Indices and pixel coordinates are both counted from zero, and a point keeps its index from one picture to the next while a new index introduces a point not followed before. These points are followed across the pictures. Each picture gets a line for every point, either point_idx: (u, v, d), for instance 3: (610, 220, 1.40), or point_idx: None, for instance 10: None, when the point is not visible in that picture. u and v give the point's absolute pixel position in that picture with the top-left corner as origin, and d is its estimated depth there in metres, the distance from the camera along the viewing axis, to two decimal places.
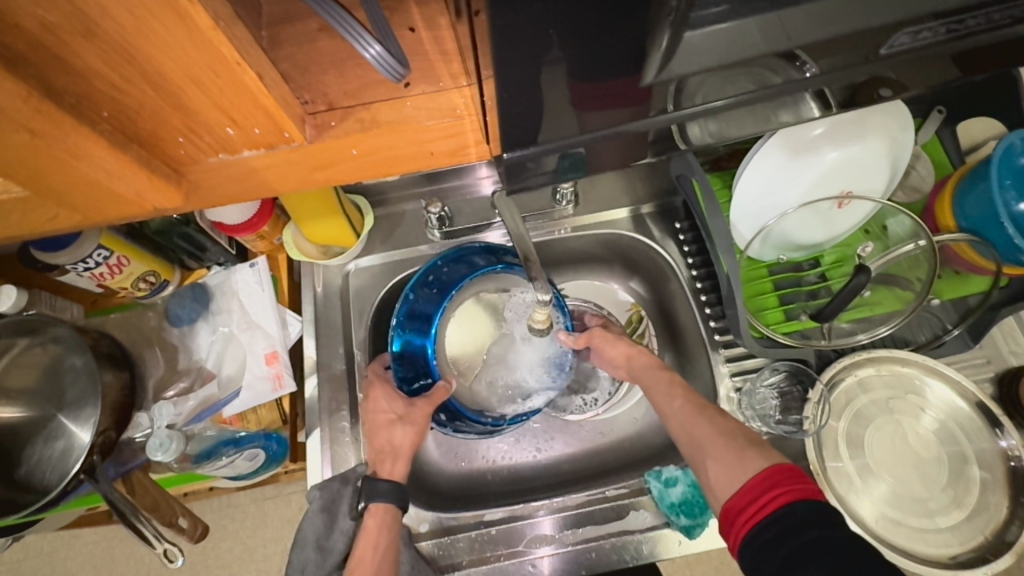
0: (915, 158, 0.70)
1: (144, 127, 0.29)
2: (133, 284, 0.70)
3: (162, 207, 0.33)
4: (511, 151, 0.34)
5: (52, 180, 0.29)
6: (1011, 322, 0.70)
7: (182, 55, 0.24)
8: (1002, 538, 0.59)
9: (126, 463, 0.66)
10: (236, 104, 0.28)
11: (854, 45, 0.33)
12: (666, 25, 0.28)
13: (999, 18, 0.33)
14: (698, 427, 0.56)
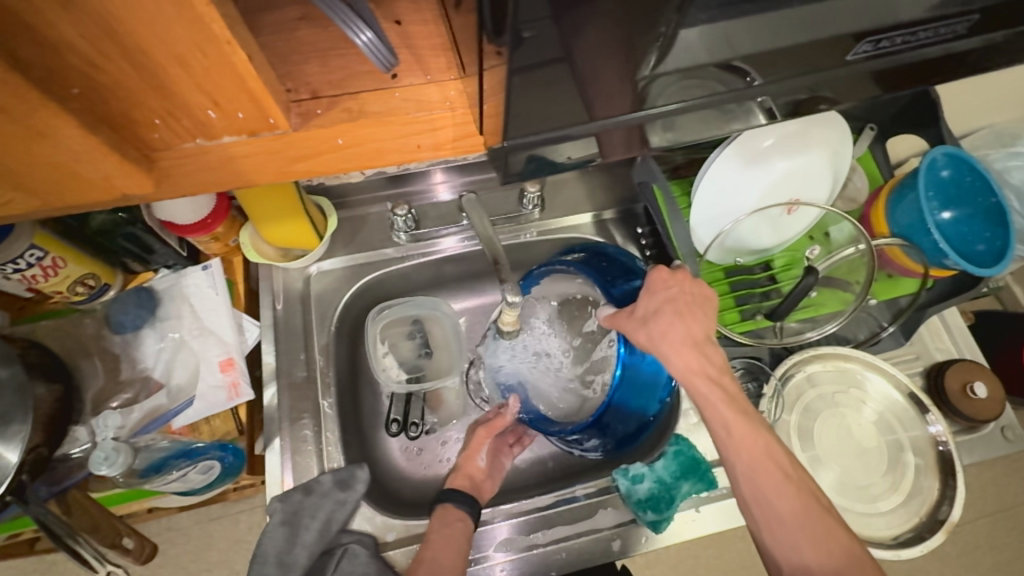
0: (852, 171, 0.77)
1: (117, 108, 0.27)
2: (70, 288, 0.65)
3: (132, 193, 0.31)
4: (517, 140, 0.33)
5: (13, 161, 0.27)
6: (936, 321, 0.78)
7: (169, 28, 0.23)
8: (935, 518, 0.64)
9: (59, 482, 0.60)
10: (222, 87, 0.27)
11: (820, 60, 0.35)
12: (654, 50, 0.30)
13: (945, 33, 0.35)
14: (773, 509, 0.49)
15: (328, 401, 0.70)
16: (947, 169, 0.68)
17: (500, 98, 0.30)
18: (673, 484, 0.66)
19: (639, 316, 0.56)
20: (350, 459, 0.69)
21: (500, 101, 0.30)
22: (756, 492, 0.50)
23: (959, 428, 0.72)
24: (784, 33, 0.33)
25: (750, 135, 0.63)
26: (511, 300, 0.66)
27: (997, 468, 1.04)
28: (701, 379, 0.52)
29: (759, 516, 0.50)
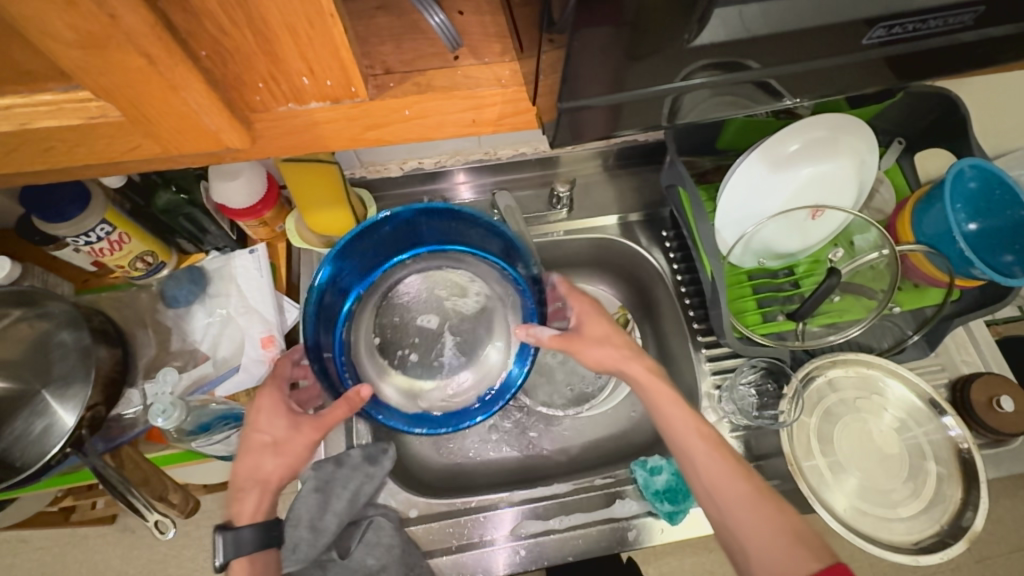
0: (879, 182, 0.78)
1: (232, 70, 0.31)
2: (130, 263, 0.70)
3: (231, 146, 0.34)
4: (568, 100, 0.35)
5: (146, 111, 0.30)
6: (963, 333, 0.78)
7: (288, 1, 0.27)
8: (958, 525, 0.64)
9: (114, 439, 0.65)
10: (318, 55, 0.30)
11: (845, 49, 0.37)
12: (693, 24, 0.31)
13: (952, 22, 0.37)
14: (737, 494, 0.55)
15: None
16: (974, 180, 0.68)
17: (551, 75, 0.33)
18: None
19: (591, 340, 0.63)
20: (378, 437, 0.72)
21: (551, 79, 0.34)
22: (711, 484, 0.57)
23: (985, 441, 0.71)
24: (817, 16, 0.35)
25: (776, 140, 0.66)
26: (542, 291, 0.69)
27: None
28: (655, 382, 0.61)
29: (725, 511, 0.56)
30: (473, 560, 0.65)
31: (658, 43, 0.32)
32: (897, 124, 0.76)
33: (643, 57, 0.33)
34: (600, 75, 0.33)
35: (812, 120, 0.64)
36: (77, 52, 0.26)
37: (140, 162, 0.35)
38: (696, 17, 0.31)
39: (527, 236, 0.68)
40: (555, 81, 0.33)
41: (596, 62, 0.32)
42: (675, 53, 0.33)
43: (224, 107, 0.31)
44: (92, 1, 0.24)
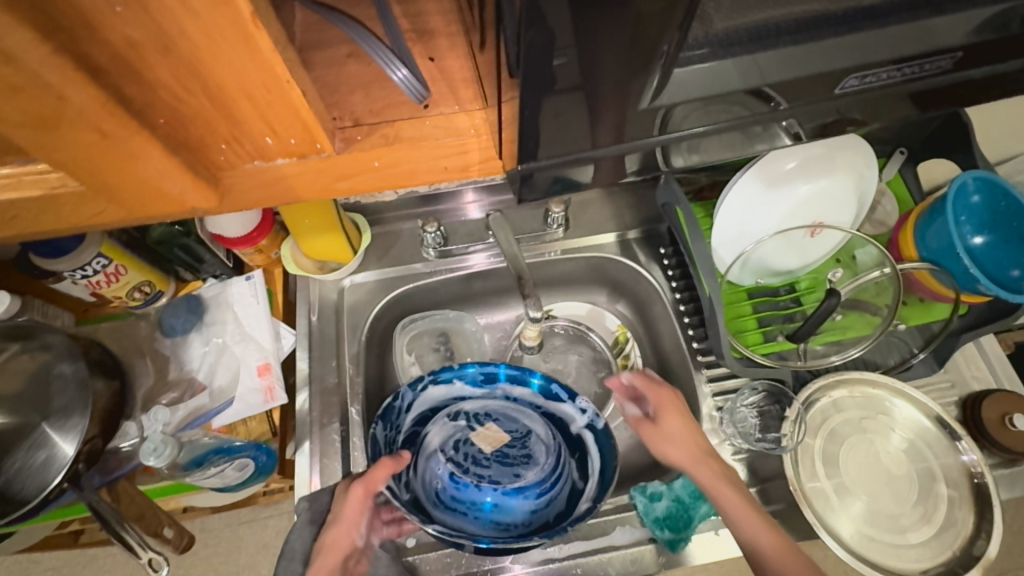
0: (881, 195, 0.77)
1: (194, 134, 0.31)
2: (128, 294, 0.71)
3: (198, 207, 0.34)
4: (525, 164, 0.36)
5: (105, 179, 0.30)
6: (972, 349, 0.75)
7: (242, 69, 0.27)
8: (970, 553, 0.62)
9: (112, 472, 0.66)
10: (279, 115, 0.30)
11: (821, 92, 0.37)
12: (655, 72, 0.31)
13: (929, 69, 0.36)
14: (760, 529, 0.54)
15: (355, 408, 0.73)
16: (977, 193, 0.67)
17: (513, 127, 0.33)
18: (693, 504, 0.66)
19: (659, 428, 0.63)
20: None
21: (515, 130, 0.33)
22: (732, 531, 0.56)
23: (998, 461, 0.69)
24: (786, 63, 0.34)
25: (773, 158, 0.64)
26: (536, 315, 0.69)
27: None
28: (671, 425, 0.63)
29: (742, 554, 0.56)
30: None
31: (619, 96, 0.32)
32: (900, 135, 0.74)
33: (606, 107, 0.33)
34: (570, 116, 0.33)
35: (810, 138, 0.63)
36: (28, 131, 0.26)
37: (106, 226, 0.35)
38: (669, 42, 0.30)
39: (521, 260, 0.67)
40: (518, 130, 0.33)
41: (559, 107, 0.32)
42: (640, 106, 0.33)
43: (186, 170, 0.31)
44: (37, 85, 0.24)
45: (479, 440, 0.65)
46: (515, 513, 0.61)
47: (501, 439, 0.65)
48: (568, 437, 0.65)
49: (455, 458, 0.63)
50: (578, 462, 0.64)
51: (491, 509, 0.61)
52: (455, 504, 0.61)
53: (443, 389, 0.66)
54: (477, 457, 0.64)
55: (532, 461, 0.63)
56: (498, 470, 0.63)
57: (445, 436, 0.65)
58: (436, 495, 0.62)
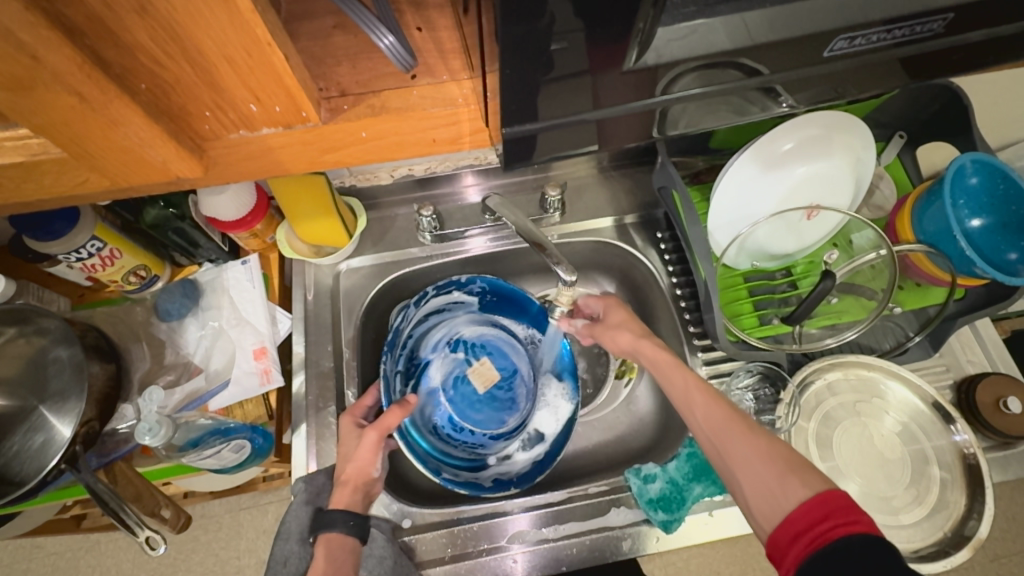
0: (879, 179, 0.76)
1: (176, 101, 0.30)
2: (124, 278, 0.70)
3: (183, 176, 0.34)
4: (508, 129, 0.35)
5: (89, 146, 0.30)
6: (968, 333, 0.75)
7: (221, 33, 0.26)
8: (961, 533, 0.62)
9: (108, 454, 0.67)
10: (261, 82, 0.30)
11: (806, 57, 0.36)
12: (635, 44, 0.32)
13: (920, 30, 0.36)
14: (730, 429, 0.53)
15: (352, 391, 0.74)
16: (975, 175, 0.66)
17: (495, 97, 0.33)
18: (686, 486, 0.66)
19: (610, 325, 0.67)
20: None
21: (499, 98, 0.33)
22: (762, 499, 0.48)
23: (991, 444, 0.69)
24: (774, 25, 0.34)
25: (769, 138, 0.63)
26: (569, 279, 0.64)
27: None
28: (641, 346, 0.63)
29: (770, 524, 0.47)
30: (466, 571, 0.65)
31: (598, 64, 0.32)
32: (898, 117, 0.73)
33: (584, 76, 0.33)
34: (552, 81, 0.33)
35: (807, 117, 0.62)
36: (5, 94, 0.26)
37: (93, 196, 0.36)
38: (644, 17, 0.30)
39: (536, 231, 0.65)
40: (502, 99, 0.33)
41: (544, 74, 0.32)
42: (621, 73, 0.33)
43: (169, 139, 0.31)
44: (11, 45, 0.23)
45: (473, 378, 0.76)
46: (497, 451, 0.74)
47: (491, 375, 0.77)
48: (543, 383, 0.76)
49: (450, 397, 0.75)
50: (548, 406, 0.75)
51: (478, 442, 0.74)
52: (447, 434, 0.74)
53: (443, 298, 0.75)
54: (470, 397, 0.76)
55: (516, 405, 0.76)
56: (490, 412, 0.75)
57: (446, 369, 0.77)
58: (432, 425, 0.73)
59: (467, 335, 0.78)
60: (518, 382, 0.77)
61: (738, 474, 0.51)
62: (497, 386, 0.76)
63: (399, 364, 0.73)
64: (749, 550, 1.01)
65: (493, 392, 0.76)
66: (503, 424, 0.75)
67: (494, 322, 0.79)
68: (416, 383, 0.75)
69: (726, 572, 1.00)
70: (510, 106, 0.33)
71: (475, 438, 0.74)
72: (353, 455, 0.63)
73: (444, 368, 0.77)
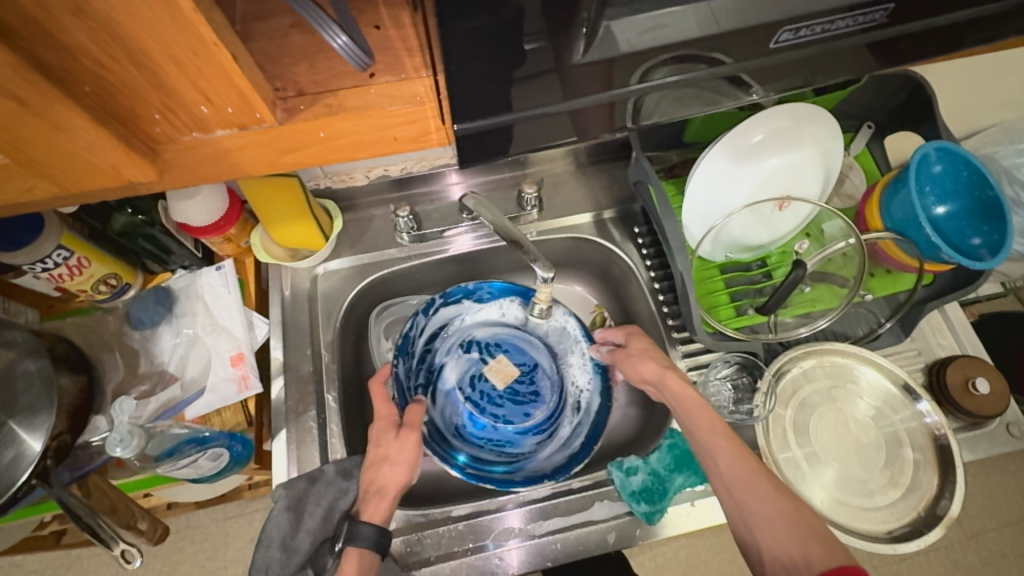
0: (849, 169, 0.77)
1: (123, 104, 0.30)
2: (93, 287, 0.69)
3: (137, 181, 0.34)
4: (462, 125, 0.35)
5: (34, 151, 0.30)
6: (937, 317, 0.77)
7: (165, 33, 0.26)
8: (934, 513, 0.64)
9: (80, 467, 0.64)
10: (212, 83, 0.30)
11: (759, 50, 0.37)
12: (581, 36, 0.32)
13: (863, 21, 0.36)
14: (755, 487, 0.53)
15: (332, 395, 0.73)
16: (938, 163, 0.68)
17: (450, 95, 0.33)
18: (668, 477, 0.67)
19: (633, 354, 0.68)
20: (353, 450, 0.72)
21: (455, 96, 0.33)
22: (781, 563, 0.49)
23: (962, 425, 0.71)
24: (723, 19, 0.34)
25: (739, 131, 0.64)
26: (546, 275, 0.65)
27: (999, 470, 1.05)
28: (665, 381, 0.64)
29: None
30: (451, 571, 0.65)
31: (550, 56, 0.32)
32: (864, 108, 0.75)
33: (537, 70, 0.33)
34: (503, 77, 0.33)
35: (776, 110, 0.63)
36: None
37: (44, 203, 0.35)
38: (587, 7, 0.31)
39: (512, 229, 0.65)
40: (456, 95, 0.33)
41: (496, 67, 0.32)
42: (572, 67, 0.34)
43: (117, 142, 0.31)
44: None
45: (492, 376, 0.75)
46: (526, 446, 0.72)
47: (511, 370, 0.75)
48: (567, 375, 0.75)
49: (471, 396, 0.74)
50: (578, 395, 0.74)
51: (506, 439, 0.73)
52: (473, 435, 0.73)
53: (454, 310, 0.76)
54: (490, 394, 0.74)
55: (540, 398, 0.74)
56: (513, 408, 0.74)
57: (461, 370, 0.75)
58: (455, 427, 0.73)
59: (482, 334, 0.77)
60: (540, 378, 0.75)
61: (755, 531, 0.51)
62: (519, 382, 0.75)
63: (418, 377, 0.74)
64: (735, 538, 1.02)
65: (515, 387, 0.75)
66: (529, 418, 0.73)
67: (505, 321, 0.77)
68: (434, 392, 0.74)
69: (713, 560, 1.02)
70: (464, 102, 0.34)
71: (503, 434, 0.73)
72: (392, 455, 0.63)
73: (459, 369, 0.75)
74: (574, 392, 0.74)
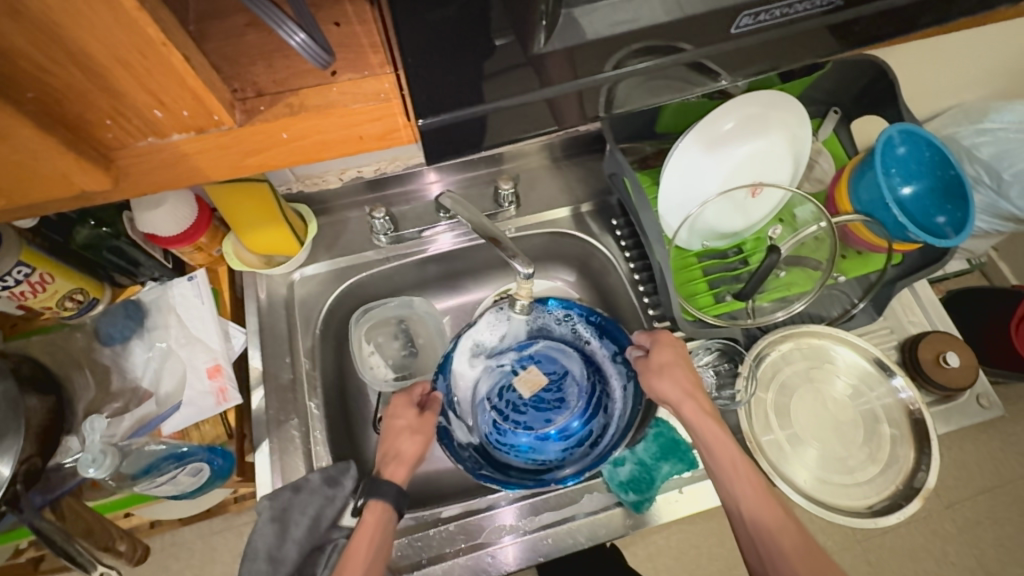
0: (818, 154, 0.79)
1: (70, 110, 0.29)
2: (58, 303, 0.66)
3: (90, 189, 0.33)
4: (426, 120, 0.34)
5: None
6: (907, 295, 0.79)
7: (109, 34, 0.25)
8: (911, 485, 0.66)
9: (53, 490, 0.62)
10: (164, 85, 0.29)
11: (722, 37, 0.37)
12: (540, 25, 0.32)
13: (806, 7, 0.36)
14: (775, 533, 0.55)
15: (315, 403, 0.72)
16: (903, 145, 0.69)
17: (413, 91, 0.32)
18: (654, 466, 0.68)
19: (654, 368, 0.64)
20: (338, 456, 0.71)
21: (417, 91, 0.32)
22: None
23: (935, 399, 0.73)
24: (683, 5, 0.34)
25: (709, 120, 0.65)
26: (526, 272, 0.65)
27: (970, 439, 1.09)
28: (689, 403, 0.62)
29: None
30: (443, 572, 0.64)
31: (515, 46, 0.32)
32: (829, 94, 0.76)
33: (503, 62, 0.33)
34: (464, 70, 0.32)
35: (746, 97, 0.64)
36: None
37: None
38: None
39: (490, 226, 0.65)
40: (418, 91, 0.32)
41: (460, 58, 0.31)
42: (533, 59, 0.33)
43: (66, 150, 0.29)
44: None
45: (521, 386, 0.75)
46: (549, 454, 0.71)
47: (539, 379, 0.75)
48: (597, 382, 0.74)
49: (498, 406, 0.74)
50: (610, 402, 0.73)
51: (532, 447, 0.72)
52: (500, 444, 0.72)
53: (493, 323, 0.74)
54: (516, 403, 0.74)
55: (565, 404, 0.74)
56: (536, 416, 0.73)
57: (492, 382, 0.75)
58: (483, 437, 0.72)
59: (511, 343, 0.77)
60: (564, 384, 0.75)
61: (774, 575, 0.54)
62: (548, 390, 0.75)
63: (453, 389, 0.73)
64: (725, 521, 1.04)
65: (539, 395, 0.74)
66: (551, 425, 0.72)
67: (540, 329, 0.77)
68: (466, 401, 0.73)
69: (704, 543, 1.03)
70: (424, 96, 0.33)
71: (529, 443, 0.72)
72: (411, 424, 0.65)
73: (489, 380, 0.75)
74: (602, 397, 0.74)
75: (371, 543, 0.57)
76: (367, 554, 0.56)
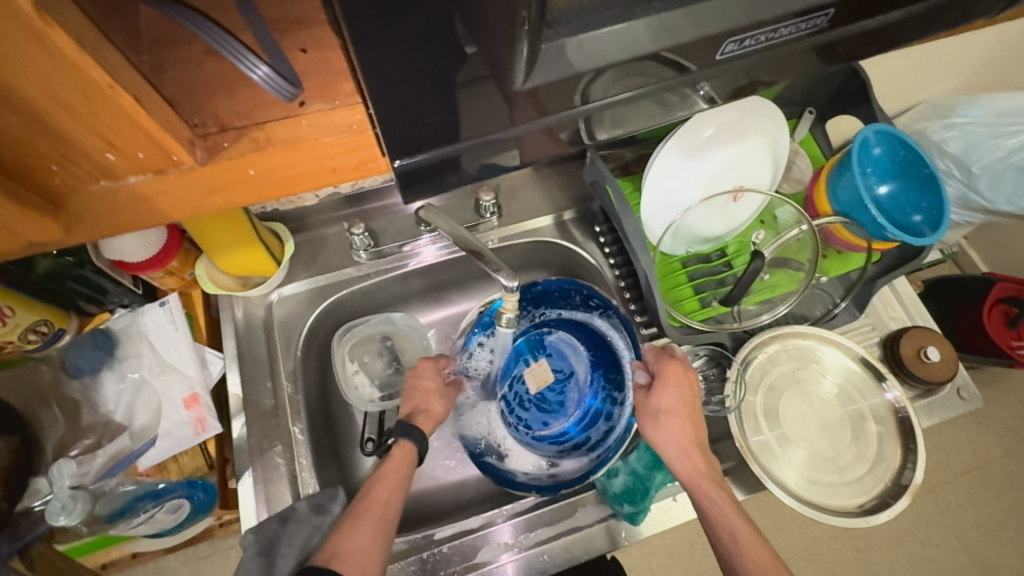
0: (795, 154, 0.80)
1: (13, 158, 0.27)
2: (21, 337, 0.62)
3: (40, 240, 0.31)
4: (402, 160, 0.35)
5: None
6: (887, 291, 0.81)
7: (48, 79, 0.24)
8: (899, 483, 0.67)
9: (21, 537, 0.59)
10: (115, 128, 0.28)
11: (706, 60, 0.36)
12: (520, 54, 0.31)
13: (786, 33, 0.36)
14: None
15: (299, 427, 0.69)
16: (877, 145, 0.70)
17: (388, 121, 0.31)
18: (648, 475, 0.67)
19: (653, 411, 0.64)
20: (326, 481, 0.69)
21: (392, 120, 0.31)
22: None
23: (917, 393, 0.75)
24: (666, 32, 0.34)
25: (689, 127, 0.65)
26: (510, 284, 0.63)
27: (950, 425, 1.11)
28: (688, 459, 0.61)
29: None
30: None
31: (494, 74, 0.31)
32: (805, 95, 0.77)
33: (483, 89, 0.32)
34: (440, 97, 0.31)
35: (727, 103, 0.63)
36: None
37: None
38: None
39: (473, 239, 0.63)
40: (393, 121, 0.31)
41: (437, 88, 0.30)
42: (513, 94, 0.33)
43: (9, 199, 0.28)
44: None
45: (529, 379, 0.74)
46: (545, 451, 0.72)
47: (547, 374, 0.75)
48: (602, 390, 0.73)
49: (505, 396, 0.74)
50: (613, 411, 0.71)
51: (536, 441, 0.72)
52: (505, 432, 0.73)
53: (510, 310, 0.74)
54: (523, 396, 0.74)
55: (564, 409, 0.73)
56: (535, 416, 0.73)
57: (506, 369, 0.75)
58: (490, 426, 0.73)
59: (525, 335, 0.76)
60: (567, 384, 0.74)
61: None
62: (552, 386, 0.74)
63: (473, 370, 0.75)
64: None
65: (543, 395, 0.74)
66: (548, 429, 0.72)
67: (558, 318, 0.76)
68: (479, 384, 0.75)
69: (698, 541, 1.04)
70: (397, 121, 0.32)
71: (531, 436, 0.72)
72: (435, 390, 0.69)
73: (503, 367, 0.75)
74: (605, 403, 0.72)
75: (398, 478, 0.59)
76: (394, 488, 0.59)
